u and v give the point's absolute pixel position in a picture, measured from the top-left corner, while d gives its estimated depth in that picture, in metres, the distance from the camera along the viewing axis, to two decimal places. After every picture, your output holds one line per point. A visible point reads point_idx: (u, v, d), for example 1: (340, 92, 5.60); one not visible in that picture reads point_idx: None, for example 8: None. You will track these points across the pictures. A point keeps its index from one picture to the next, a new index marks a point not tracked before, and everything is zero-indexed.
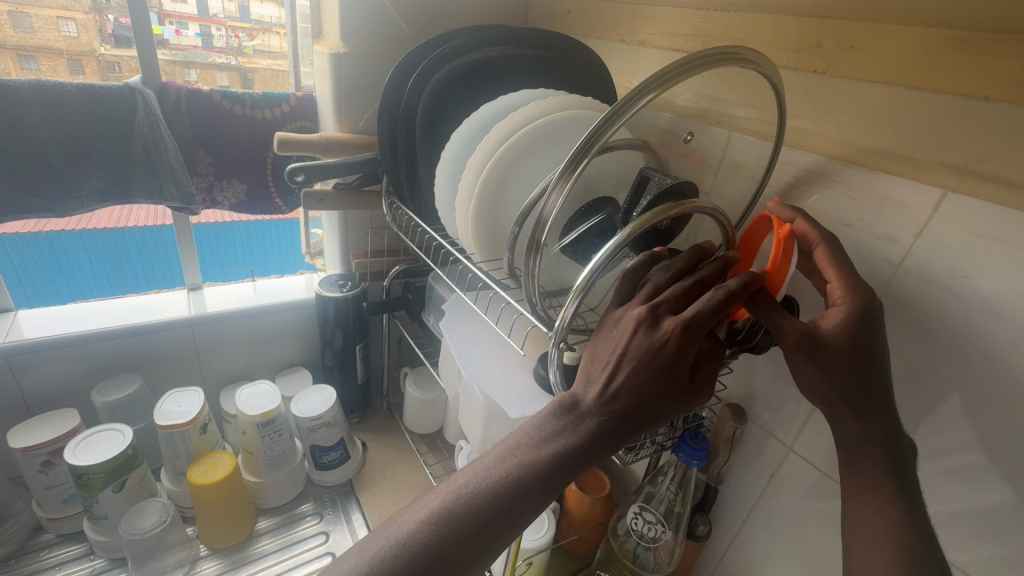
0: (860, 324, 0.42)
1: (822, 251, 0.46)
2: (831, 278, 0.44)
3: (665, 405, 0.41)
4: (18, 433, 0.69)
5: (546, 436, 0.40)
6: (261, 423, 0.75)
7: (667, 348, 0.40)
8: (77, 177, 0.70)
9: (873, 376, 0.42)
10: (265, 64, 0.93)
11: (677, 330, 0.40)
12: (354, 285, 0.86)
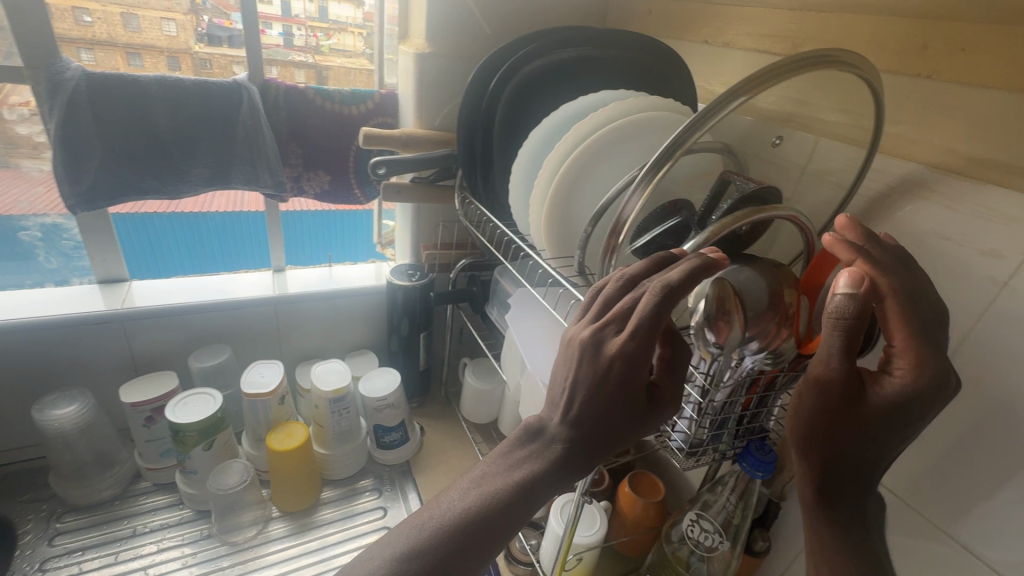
0: (907, 402, 0.38)
1: (890, 305, 0.38)
2: (896, 339, 0.38)
3: (624, 429, 0.41)
4: (128, 389, 0.77)
5: (513, 464, 0.42)
6: (332, 398, 0.81)
7: (616, 372, 0.39)
8: (188, 163, 0.77)
9: (882, 433, 0.39)
10: (340, 62, 0.96)
11: (620, 352, 0.39)
12: (423, 275, 0.90)
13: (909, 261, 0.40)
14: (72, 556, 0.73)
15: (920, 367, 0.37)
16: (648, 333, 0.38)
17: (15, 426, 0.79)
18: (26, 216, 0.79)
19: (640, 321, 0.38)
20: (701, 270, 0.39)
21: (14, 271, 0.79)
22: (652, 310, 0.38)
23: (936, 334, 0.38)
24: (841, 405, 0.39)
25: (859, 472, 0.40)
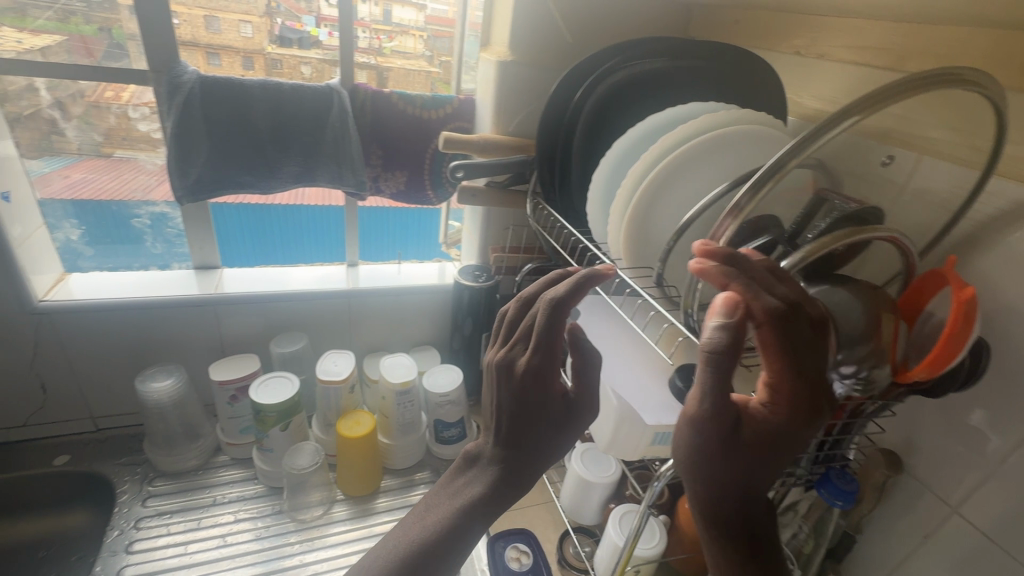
0: (784, 426, 0.38)
1: (763, 334, 0.36)
2: (767, 366, 0.38)
3: (542, 440, 0.45)
4: (217, 369, 0.83)
5: (454, 492, 0.46)
6: (399, 391, 0.84)
7: (526, 385, 0.44)
8: (280, 161, 0.82)
9: (773, 456, 0.39)
10: (400, 63, 0.91)
11: (528, 366, 0.44)
12: (489, 277, 0.92)
13: (786, 277, 0.38)
14: (161, 518, 0.79)
15: (799, 385, 0.37)
16: (546, 349, 0.44)
17: (117, 395, 0.87)
18: (140, 204, 0.83)
19: (542, 336, 0.44)
20: (580, 286, 0.44)
21: (126, 253, 0.86)
22: (550, 323, 0.43)
23: (818, 352, 0.37)
24: (698, 425, 0.40)
25: (748, 494, 0.41)
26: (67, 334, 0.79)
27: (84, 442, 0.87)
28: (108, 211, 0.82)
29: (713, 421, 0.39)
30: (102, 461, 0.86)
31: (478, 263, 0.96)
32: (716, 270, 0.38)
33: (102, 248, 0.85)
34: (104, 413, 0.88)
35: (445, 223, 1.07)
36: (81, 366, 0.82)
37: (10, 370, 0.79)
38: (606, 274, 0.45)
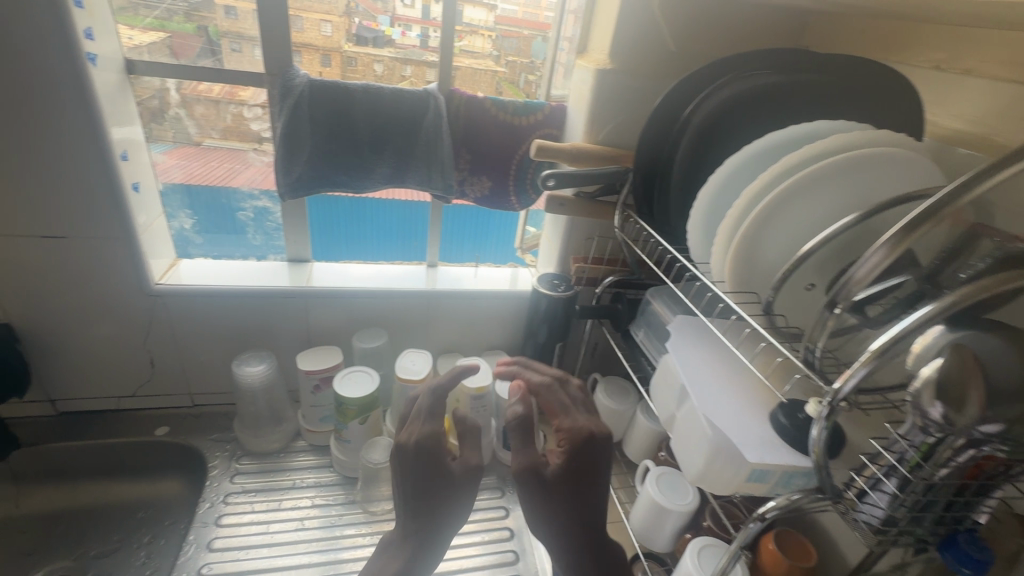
0: (578, 459, 0.57)
1: (514, 421, 0.60)
2: (559, 426, 0.60)
3: (427, 501, 0.57)
4: (304, 358, 0.87)
5: (382, 559, 0.57)
6: (474, 395, 0.84)
7: (417, 464, 0.57)
8: (375, 162, 0.85)
9: (592, 494, 0.57)
10: (468, 62, 0.87)
11: (410, 439, 0.59)
12: (569, 287, 0.91)
13: (580, 416, 0.62)
14: (247, 495, 0.84)
15: (569, 462, 0.57)
16: (432, 428, 0.60)
17: (213, 375, 0.93)
18: (246, 197, 0.88)
19: (430, 419, 0.61)
20: (456, 376, 0.66)
21: (230, 243, 0.92)
22: (433, 416, 0.61)
23: (582, 440, 0.58)
24: (524, 472, 0.56)
25: (586, 527, 0.56)
26: (176, 315, 0.85)
27: (182, 416, 0.94)
28: (218, 202, 0.87)
29: (529, 467, 0.57)
30: (197, 435, 0.92)
31: (557, 272, 0.95)
32: (522, 383, 0.66)
33: (210, 237, 0.90)
34: (201, 390, 0.94)
35: (523, 228, 1.05)
36: (185, 345, 0.88)
37: (125, 346, 0.86)
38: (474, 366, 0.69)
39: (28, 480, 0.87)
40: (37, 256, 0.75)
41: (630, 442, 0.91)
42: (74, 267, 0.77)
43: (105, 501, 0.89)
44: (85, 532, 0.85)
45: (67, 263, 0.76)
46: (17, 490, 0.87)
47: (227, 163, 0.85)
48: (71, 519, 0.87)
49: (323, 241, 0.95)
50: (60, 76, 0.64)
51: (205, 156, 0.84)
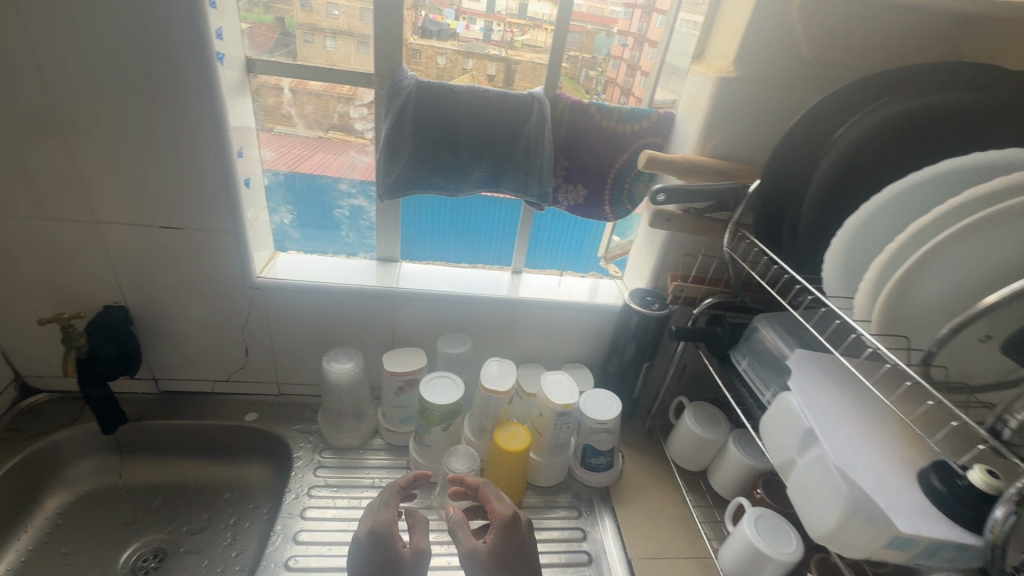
0: (517, 534, 0.66)
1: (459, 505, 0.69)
2: (499, 504, 0.69)
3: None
4: (390, 359, 0.87)
5: None
6: (559, 412, 0.82)
7: (375, 545, 0.62)
8: (471, 165, 0.83)
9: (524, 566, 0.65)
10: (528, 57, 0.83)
11: (365, 533, 0.64)
12: (664, 305, 0.86)
13: (500, 503, 0.69)
14: (329, 490, 0.85)
15: (502, 547, 0.65)
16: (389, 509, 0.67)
17: (300, 367, 0.95)
18: (344, 195, 0.88)
19: (382, 510, 0.67)
20: (404, 484, 0.72)
21: (325, 239, 0.93)
22: (386, 508, 0.67)
23: (510, 526, 0.66)
24: (466, 555, 0.63)
25: None
26: (273, 308, 0.87)
27: (269, 404, 0.97)
28: (317, 199, 0.88)
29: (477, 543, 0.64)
30: (282, 424, 0.95)
31: (650, 287, 0.90)
32: (473, 482, 0.74)
33: (307, 232, 0.92)
34: (288, 380, 0.97)
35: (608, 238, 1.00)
36: (278, 337, 0.91)
37: (224, 334, 0.89)
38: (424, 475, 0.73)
39: (131, 452, 0.93)
40: (155, 245, 0.78)
41: (718, 474, 0.86)
42: (186, 257, 0.80)
43: (197, 479, 0.94)
44: (179, 507, 0.90)
45: (180, 253, 0.79)
46: (122, 461, 0.92)
47: (327, 159, 0.85)
48: (166, 493, 0.91)
49: (412, 236, 0.94)
50: (191, 76, 0.66)
51: (305, 152, 0.85)
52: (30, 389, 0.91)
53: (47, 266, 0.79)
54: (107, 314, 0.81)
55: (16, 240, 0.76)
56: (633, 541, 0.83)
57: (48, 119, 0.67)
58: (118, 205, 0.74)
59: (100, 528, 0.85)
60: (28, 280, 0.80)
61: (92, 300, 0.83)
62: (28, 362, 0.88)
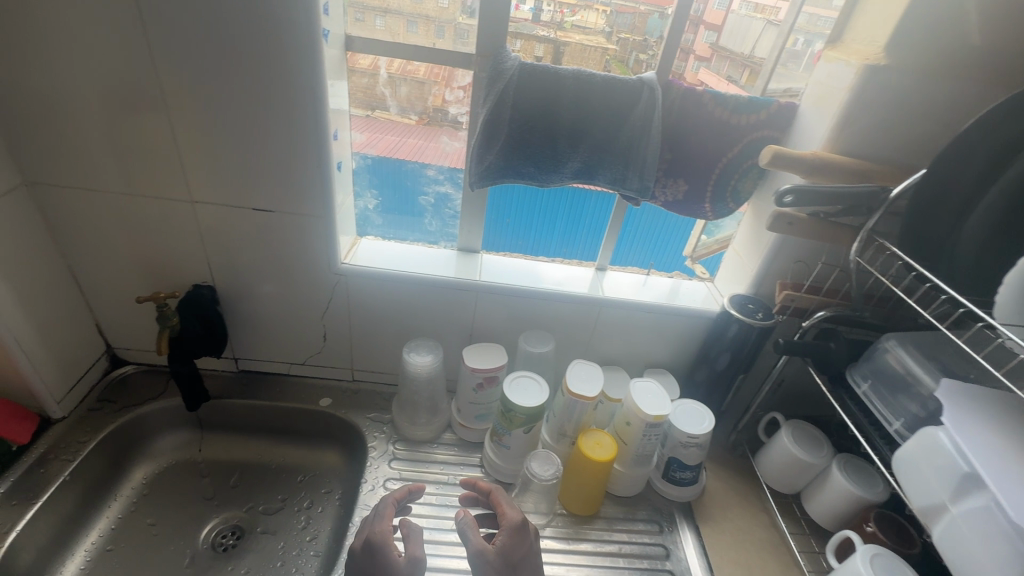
0: (518, 536, 0.66)
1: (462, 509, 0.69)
2: (502, 509, 0.69)
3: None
4: (470, 355, 0.84)
5: None
6: (650, 423, 0.77)
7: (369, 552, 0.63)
8: (567, 155, 0.78)
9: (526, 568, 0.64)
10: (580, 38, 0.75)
11: (362, 543, 0.65)
12: (769, 315, 0.79)
13: (507, 507, 0.69)
14: (405, 484, 0.84)
15: (508, 548, 0.64)
16: (385, 516, 0.68)
17: (376, 355, 0.94)
18: (431, 181, 0.85)
19: (380, 518, 0.67)
20: (400, 497, 0.72)
21: (407, 226, 0.90)
22: (384, 514, 0.68)
23: (517, 529, 0.66)
24: (474, 554, 0.62)
25: None
26: (355, 295, 0.86)
27: (342, 389, 0.97)
28: (403, 185, 0.86)
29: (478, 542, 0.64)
30: (356, 412, 0.94)
31: (751, 294, 0.83)
32: (485, 486, 0.73)
33: (390, 218, 0.90)
34: (362, 367, 0.96)
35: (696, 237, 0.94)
36: (356, 324, 0.89)
37: (305, 318, 0.88)
38: (419, 488, 0.74)
39: (210, 429, 0.94)
40: (246, 226, 0.77)
41: (816, 501, 0.80)
42: (274, 240, 0.79)
43: (271, 460, 0.94)
44: (254, 487, 0.91)
45: (269, 236, 0.78)
46: (201, 436, 0.94)
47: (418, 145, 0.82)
48: (243, 471, 0.92)
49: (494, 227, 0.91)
50: (298, 53, 0.63)
51: (395, 137, 0.81)
52: (118, 360, 0.93)
53: (141, 243, 0.79)
54: (196, 293, 0.81)
55: (114, 216, 0.76)
56: (720, 564, 0.78)
57: (153, 95, 0.66)
58: (214, 184, 0.73)
59: (183, 501, 0.87)
60: (123, 256, 0.80)
61: (182, 278, 0.83)
62: (119, 335, 0.90)
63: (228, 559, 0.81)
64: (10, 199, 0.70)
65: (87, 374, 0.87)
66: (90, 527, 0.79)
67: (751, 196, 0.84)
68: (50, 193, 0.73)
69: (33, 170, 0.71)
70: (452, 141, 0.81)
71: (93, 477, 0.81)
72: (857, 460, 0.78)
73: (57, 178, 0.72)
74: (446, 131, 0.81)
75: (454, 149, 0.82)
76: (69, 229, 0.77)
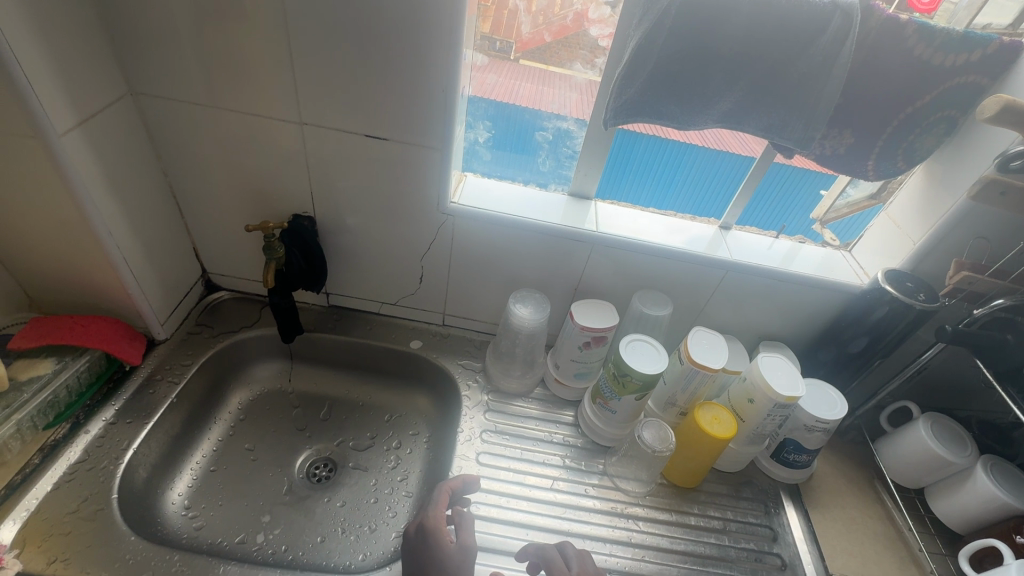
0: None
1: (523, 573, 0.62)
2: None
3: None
4: (580, 312, 0.79)
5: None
6: (779, 403, 0.70)
7: (418, 538, 0.63)
8: (720, 93, 0.67)
9: None
10: None
11: (415, 525, 0.65)
12: (932, 297, 0.69)
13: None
14: (500, 436, 0.81)
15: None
16: (432, 506, 0.65)
17: (471, 302, 0.89)
18: (551, 116, 0.77)
19: (434, 502, 0.66)
20: (455, 486, 0.68)
21: (516, 164, 0.82)
22: (437, 501, 0.66)
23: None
24: None
25: None
26: (460, 238, 0.80)
27: (432, 333, 0.94)
28: (520, 117, 0.77)
29: None
30: (447, 357, 0.91)
31: (907, 270, 0.73)
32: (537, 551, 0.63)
33: (499, 155, 0.82)
34: (454, 312, 0.92)
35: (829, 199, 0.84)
36: (456, 268, 0.84)
37: (403, 258, 0.84)
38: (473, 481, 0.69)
39: (300, 361, 0.94)
40: (356, 154, 0.71)
41: (949, 501, 0.73)
42: (384, 172, 0.73)
43: (359, 397, 0.94)
44: (344, 422, 0.91)
45: (380, 167, 0.72)
46: (292, 367, 0.94)
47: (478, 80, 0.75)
48: (333, 405, 0.92)
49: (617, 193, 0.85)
50: None
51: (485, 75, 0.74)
52: (213, 285, 0.92)
53: (244, 167, 0.74)
54: (298, 223, 0.77)
55: (219, 135, 0.71)
56: (833, 554, 0.73)
57: None
58: (328, 104, 0.66)
59: (277, 430, 0.87)
60: (224, 179, 0.75)
61: (283, 206, 0.78)
62: (215, 261, 0.88)
63: (324, 491, 0.82)
64: (117, 109, 0.65)
65: (185, 298, 0.86)
66: (194, 448, 0.80)
67: (932, 155, 0.71)
68: (154, 104, 0.68)
69: (138, 78, 0.65)
70: (515, 78, 0.76)
71: (195, 401, 0.81)
72: (1005, 464, 0.71)
73: (162, 88, 0.66)
74: (510, 66, 0.74)
75: (517, 87, 0.77)
76: (171, 146, 0.72)
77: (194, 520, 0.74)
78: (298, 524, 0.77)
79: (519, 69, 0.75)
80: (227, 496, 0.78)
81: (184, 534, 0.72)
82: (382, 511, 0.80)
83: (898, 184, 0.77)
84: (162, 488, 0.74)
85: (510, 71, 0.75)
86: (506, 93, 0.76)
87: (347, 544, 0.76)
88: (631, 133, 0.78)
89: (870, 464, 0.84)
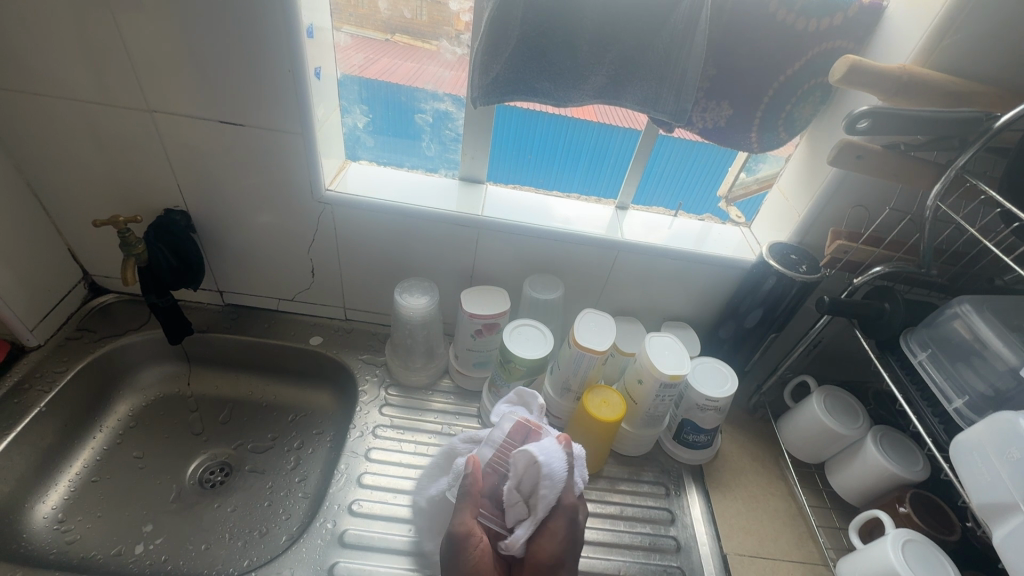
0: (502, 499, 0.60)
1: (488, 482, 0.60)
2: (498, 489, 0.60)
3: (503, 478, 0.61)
4: (469, 297, 0.76)
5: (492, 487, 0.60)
6: (664, 382, 0.69)
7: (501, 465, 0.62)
8: (589, 69, 0.64)
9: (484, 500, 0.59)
10: None
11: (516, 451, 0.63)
12: (813, 268, 0.69)
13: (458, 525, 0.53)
14: (395, 431, 0.78)
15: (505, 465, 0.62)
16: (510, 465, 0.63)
17: (370, 293, 0.87)
18: (427, 97, 0.73)
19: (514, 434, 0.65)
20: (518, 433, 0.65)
21: (401, 148, 0.80)
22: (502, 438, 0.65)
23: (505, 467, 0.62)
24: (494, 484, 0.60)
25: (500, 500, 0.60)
26: (342, 226, 0.77)
27: (335, 329, 0.91)
28: (396, 100, 0.74)
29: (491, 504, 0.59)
30: (350, 352, 0.88)
31: (792, 243, 0.73)
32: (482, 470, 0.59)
33: (382, 140, 0.79)
34: (355, 305, 0.89)
35: (733, 175, 0.81)
36: (346, 258, 0.81)
37: (290, 250, 0.81)
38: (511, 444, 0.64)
39: (198, 362, 0.90)
40: (215, 142, 0.68)
41: (843, 472, 0.73)
42: (250, 160, 0.70)
43: (262, 398, 0.90)
44: (244, 424, 0.87)
45: (244, 153, 0.69)
46: (189, 370, 0.90)
47: (382, 65, 0.73)
48: (232, 408, 0.88)
49: (509, 175, 0.82)
50: None
51: (360, 57, 0.72)
52: (99, 289, 0.88)
53: (99, 161, 0.70)
54: (167, 218, 0.74)
55: (65, 126, 0.67)
56: (730, 534, 0.72)
57: None
58: (173, 89, 0.63)
59: (169, 436, 0.83)
60: (81, 175, 0.72)
61: (151, 200, 0.75)
62: (95, 262, 0.84)
63: (215, 496, 0.77)
64: None
65: (62, 302, 0.82)
66: (72, 458, 0.76)
67: (812, 123, 0.70)
68: None
69: None
70: (392, 58, 0.72)
71: (73, 409, 0.78)
72: (894, 434, 0.70)
73: None
74: (383, 44, 0.71)
75: (400, 66, 0.72)
76: (18, 140, 0.68)
77: (67, 534, 0.70)
78: (182, 532, 0.73)
79: (395, 49, 0.72)
80: (107, 506, 0.74)
81: (52, 550, 0.68)
82: (276, 514, 0.76)
83: (792, 153, 0.76)
84: (29, 502, 0.70)
85: (396, 54, 0.72)
86: (381, 74, 0.73)
87: (233, 551, 0.71)
88: (562, 117, 0.73)
89: (776, 442, 0.83)
